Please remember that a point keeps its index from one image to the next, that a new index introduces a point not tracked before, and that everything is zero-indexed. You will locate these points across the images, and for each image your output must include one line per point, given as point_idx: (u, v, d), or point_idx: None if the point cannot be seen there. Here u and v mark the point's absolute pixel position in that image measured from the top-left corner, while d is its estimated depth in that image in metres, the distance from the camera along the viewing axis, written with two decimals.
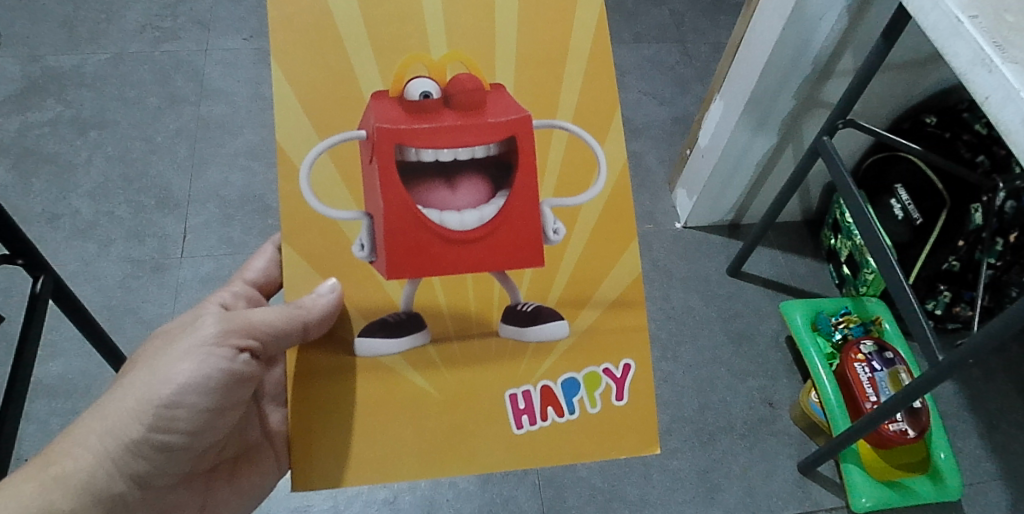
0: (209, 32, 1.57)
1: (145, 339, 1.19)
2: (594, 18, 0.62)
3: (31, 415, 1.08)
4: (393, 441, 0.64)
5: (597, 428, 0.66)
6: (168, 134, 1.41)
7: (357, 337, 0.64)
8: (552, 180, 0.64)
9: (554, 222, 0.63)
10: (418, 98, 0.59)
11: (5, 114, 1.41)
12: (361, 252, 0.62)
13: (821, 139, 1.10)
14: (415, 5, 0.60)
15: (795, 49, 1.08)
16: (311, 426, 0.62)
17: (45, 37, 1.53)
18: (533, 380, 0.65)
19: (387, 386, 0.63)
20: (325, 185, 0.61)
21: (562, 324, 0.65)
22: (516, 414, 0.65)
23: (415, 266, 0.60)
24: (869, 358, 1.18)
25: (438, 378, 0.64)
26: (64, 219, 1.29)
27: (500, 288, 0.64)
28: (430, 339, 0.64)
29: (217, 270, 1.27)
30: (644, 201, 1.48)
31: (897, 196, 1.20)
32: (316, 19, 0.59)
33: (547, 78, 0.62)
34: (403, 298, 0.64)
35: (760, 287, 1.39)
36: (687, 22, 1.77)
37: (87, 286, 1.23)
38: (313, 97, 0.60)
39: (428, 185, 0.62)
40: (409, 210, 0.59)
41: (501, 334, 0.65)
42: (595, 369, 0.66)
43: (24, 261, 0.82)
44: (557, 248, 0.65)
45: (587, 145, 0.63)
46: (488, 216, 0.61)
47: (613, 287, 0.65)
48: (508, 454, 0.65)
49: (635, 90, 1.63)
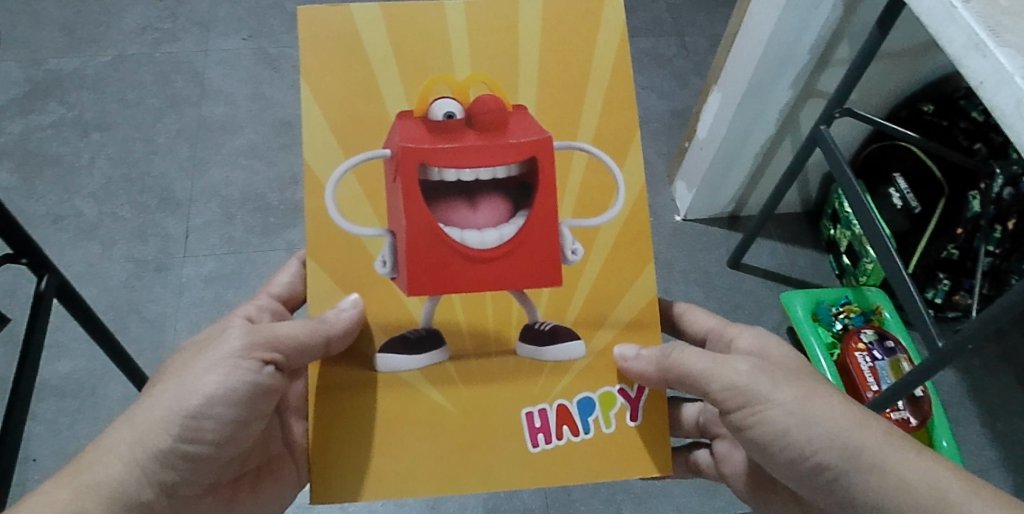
0: (209, 33, 1.58)
1: (150, 339, 1.20)
2: (615, 44, 0.68)
3: (38, 416, 1.09)
4: (411, 459, 0.66)
5: (611, 448, 0.68)
6: (169, 135, 1.42)
7: (376, 354, 0.67)
8: (572, 199, 0.69)
9: (573, 242, 0.67)
10: (441, 118, 0.62)
11: (7, 118, 1.42)
12: (383, 268, 0.66)
13: (819, 129, 1.10)
14: (443, 36, 0.67)
15: (793, 39, 1.09)
16: (334, 438, 0.65)
17: (46, 41, 1.54)
18: (549, 399, 0.67)
19: (407, 403, 0.66)
20: (352, 204, 0.67)
21: (579, 345, 0.68)
22: (532, 432, 0.67)
23: (435, 283, 0.64)
24: (869, 347, 1.19)
25: (457, 395, 0.67)
26: (67, 220, 1.30)
27: (518, 307, 0.69)
28: (449, 357, 0.67)
29: (220, 269, 1.28)
30: (645, 194, 1.48)
31: (896, 185, 1.21)
32: (349, 48, 0.66)
33: (567, 101, 0.68)
34: (423, 316, 0.68)
35: (761, 278, 1.39)
36: (684, 15, 1.78)
37: (91, 286, 1.24)
38: (343, 119, 0.66)
39: (452, 206, 0.65)
40: (430, 228, 0.63)
41: (518, 353, 0.68)
42: (610, 389, 0.68)
43: (28, 261, 0.83)
44: (575, 267, 0.69)
45: (605, 166, 0.68)
46: (508, 235, 0.64)
47: (629, 309, 0.69)
48: (523, 473, 0.66)
49: (634, 84, 1.63)
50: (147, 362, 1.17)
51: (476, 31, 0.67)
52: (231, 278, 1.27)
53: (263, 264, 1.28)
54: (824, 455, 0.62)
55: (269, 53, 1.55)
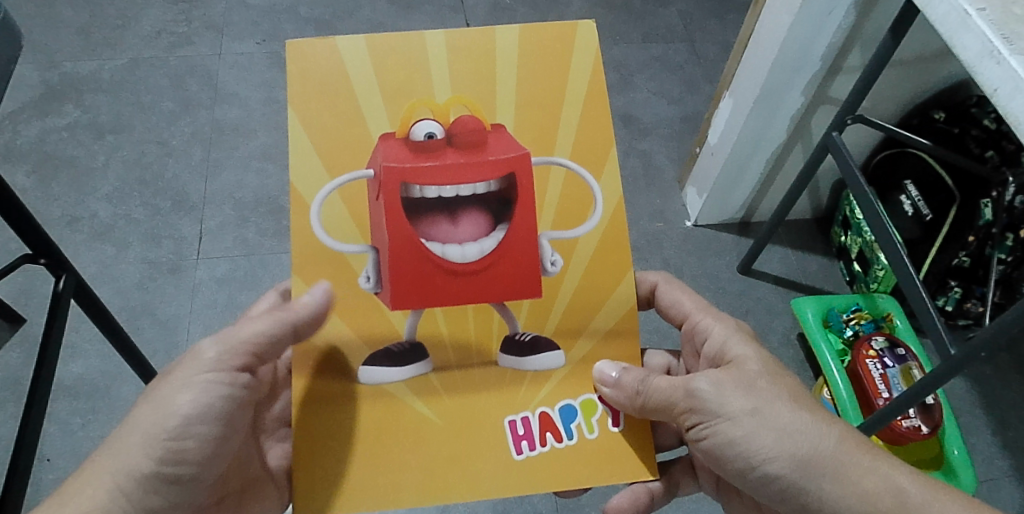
0: (223, 37, 1.60)
1: (162, 340, 1.20)
2: (590, 63, 0.72)
3: (53, 416, 1.10)
4: (397, 471, 0.67)
5: (594, 453, 0.70)
6: (183, 138, 1.44)
7: (360, 367, 0.69)
8: (551, 213, 0.72)
9: (552, 255, 0.71)
10: (423, 138, 0.66)
11: (24, 120, 1.43)
12: (367, 284, 0.69)
13: (830, 134, 1.10)
14: (422, 61, 0.70)
15: (802, 48, 1.10)
16: (317, 450, 0.67)
17: (64, 44, 1.55)
18: (531, 406, 0.70)
19: (393, 414, 0.68)
20: (336, 223, 0.69)
21: (558, 355, 0.71)
22: (515, 440, 0.69)
23: (420, 296, 0.67)
24: (880, 354, 1.18)
25: (439, 405, 0.69)
26: (83, 221, 1.31)
27: (498, 318, 0.71)
28: (432, 369, 0.70)
29: (233, 270, 1.28)
30: (654, 200, 1.49)
31: (907, 193, 1.20)
32: (333, 76, 0.69)
33: (546, 118, 0.71)
34: (407, 328, 0.70)
35: (772, 285, 1.39)
36: (695, 21, 1.78)
37: (104, 288, 1.24)
38: (327, 140, 0.69)
39: (434, 220, 0.68)
40: (414, 244, 0.66)
41: (500, 364, 0.70)
42: (590, 396, 0.71)
43: (47, 261, 0.83)
44: (555, 280, 0.72)
45: (583, 180, 0.72)
46: (488, 248, 0.68)
47: (606, 320, 0.73)
48: (508, 481, 0.68)
49: (644, 90, 1.64)
50: (159, 363, 1.18)
51: (455, 55, 0.71)
52: (244, 280, 1.27)
53: (277, 266, 1.29)
54: (778, 466, 0.66)
55: (282, 56, 1.56)
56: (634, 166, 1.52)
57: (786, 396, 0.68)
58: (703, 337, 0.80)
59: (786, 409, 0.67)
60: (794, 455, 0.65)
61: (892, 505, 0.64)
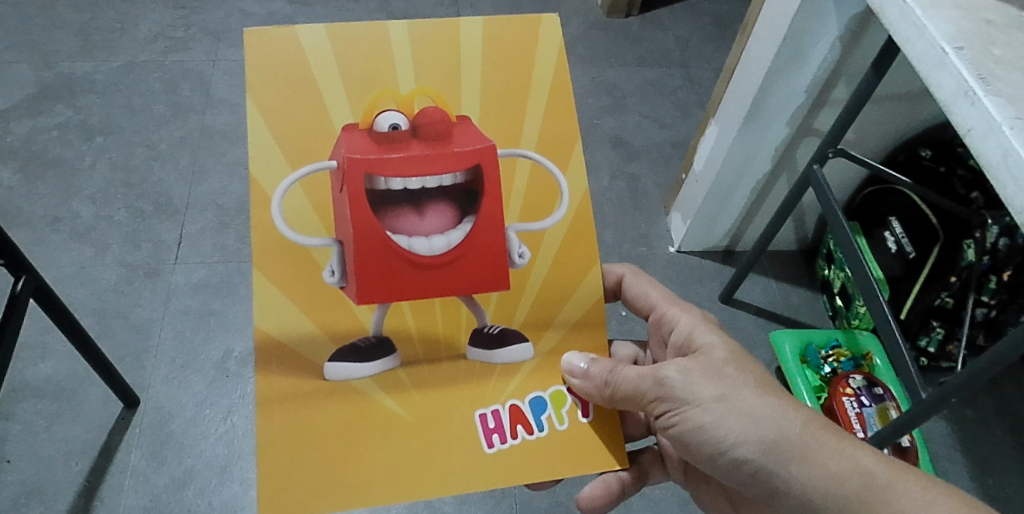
0: (220, 43, 1.61)
1: (133, 344, 1.19)
2: (555, 54, 0.71)
3: (17, 417, 1.10)
4: (367, 469, 0.65)
5: (566, 445, 0.69)
6: (171, 142, 1.44)
7: (326, 362, 0.66)
8: (517, 206, 0.70)
9: (519, 247, 0.70)
10: (388, 130, 0.64)
11: (15, 118, 1.44)
12: (331, 278, 0.66)
13: (811, 168, 1.10)
14: (384, 47, 0.68)
15: (787, 77, 1.10)
16: (286, 463, 0.64)
17: (61, 44, 1.57)
18: (501, 399, 0.69)
19: (360, 410, 0.66)
20: (299, 216, 0.66)
21: (528, 347, 0.71)
22: (487, 433, 0.67)
23: (386, 289, 0.66)
24: (857, 393, 1.17)
25: (408, 401, 0.67)
26: (64, 222, 1.32)
27: (466, 311, 0.69)
28: (399, 364, 0.68)
29: (210, 276, 1.28)
30: (639, 224, 1.47)
31: (891, 229, 1.21)
32: (291, 64, 0.66)
33: (510, 111, 0.70)
34: (373, 324, 0.68)
35: (752, 315, 1.37)
36: (691, 47, 1.79)
37: (79, 289, 1.24)
38: (287, 130, 0.66)
39: (401, 213, 0.66)
40: (379, 237, 0.64)
41: (468, 358, 0.69)
42: (560, 387, 0.71)
43: (7, 262, 0.83)
44: (523, 272, 0.71)
45: (549, 172, 0.71)
46: (455, 241, 0.66)
47: (574, 311, 0.72)
48: (482, 474, 0.66)
49: (637, 113, 1.63)
50: (127, 368, 1.17)
51: (418, 45, 0.68)
52: (220, 287, 1.27)
53: (255, 275, 1.28)
54: (747, 450, 0.67)
55: None
56: (620, 189, 1.51)
57: (751, 382, 0.69)
58: (669, 327, 0.83)
59: (752, 395, 0.68)
60: (762, 438, 0.66)
61: (859, 487, 0.63)
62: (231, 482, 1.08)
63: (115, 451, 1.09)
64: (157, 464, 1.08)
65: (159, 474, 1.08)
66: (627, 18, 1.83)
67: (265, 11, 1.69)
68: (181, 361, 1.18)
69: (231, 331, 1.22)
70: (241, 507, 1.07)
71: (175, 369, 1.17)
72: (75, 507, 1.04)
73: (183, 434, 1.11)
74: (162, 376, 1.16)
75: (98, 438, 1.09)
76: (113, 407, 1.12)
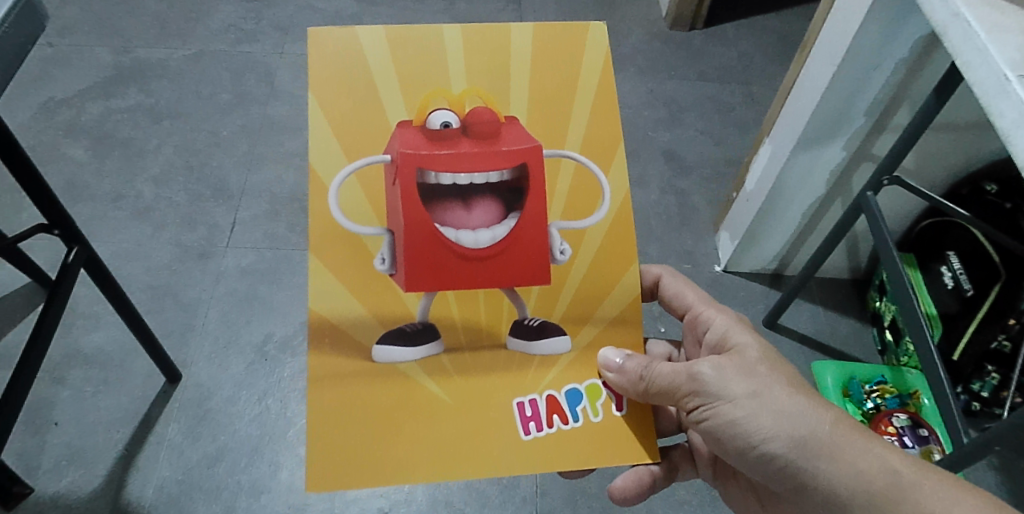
0: (286, 37, 1.66)
1: (180, 321, 1.24)
2: (601, 60, 0.70)
3: (67, 382, 1.16)
4: (407, 450, 0.65)
5: (602, 438, 0.68)
6: (233, 130, 1.49)
7: (374, 345, 0.67)
8: (560, 204, 0.70)
9: (562, 243, 0.69)
10: (439, 127, 0.65)
11: (91, 98, 1.52)
12: (382, 265, 0.67)
13: (865, 194, 1.06)
14: (438, 47, 0.69)
15: (845, 99, 1.07)
16: (328, 442, 0.64)
17: (139, 31, 1.64)
18: (539, 388, 0.68)
19: (399, 391, 0.66)
20: (353, 207, 0.67)
21: (565, 340, 0.70)
22: (523, 421, 0.67)
23: (433, 281, 0.66)
24: (900, 432, 1.12)
25: (449, 384, 0.67)
26: (127, 200, 1.38)
27: (509, 304, 0.70)
28: (444, 351, 0.68)
29: (258, 262, 1.31)
30: (686, 240, 1.45)
31: (948, 264, 1.17)
32: (349, 62, 0.68)
33: (556, 113, 0.70)
34: (419, 310, 0.68)
35: (796, 342, 1.33)
36: (754, 65, 1.76)
37: (135, 265, 1.29)
38: (342, 125, 0.67)
39: (449, 207, 0.67)
40: (428, 229, 0.65)
41: (508, 347, 0.69)
42: (595, 381, 0.70)
43: (60, 232, 0.87)
44: (564, 268, 0.71)
45: (593, 174, 0.70)
46: (500, 235, 0.67)
47: (614, 306, 0.71)
48: (520, 461, 0.66)
49: (693, 128, 1.61)
50: (172, 344, 1.21)
51: (469, 45, 0.69)
52: (266, 273, 1.30)
53: (301, 263, 1.32)
54: (776, 445, 0.66)
55: None
56: (669, 204, 1.49)
57: (784, 381, 0.68)
58: (705, 328, 0.81)
59: (782, 394, 0.67)
60: (792, 435, 0.65)
61: (885, 486, 0.62)
62: (260, 462, 1.11)
63: (154, 423, 1.13)
64: (192, 439, 1.12)
65: (194, 448, 1.11)
66: (690, 32, 1.81)
67: (332, 8, 1.73)
68: (224, 341, 1.22)
69: (273, 316, 1.25)
70: (268, 488, 1.09)
71: (218, 348, 1.21)
72: (113, 472, 1.08)
73: (219, 412, 1.15)
74: (204, 354, 1.20)
75: (140, 408, 1.14)
76: (156, 380, 1.17)
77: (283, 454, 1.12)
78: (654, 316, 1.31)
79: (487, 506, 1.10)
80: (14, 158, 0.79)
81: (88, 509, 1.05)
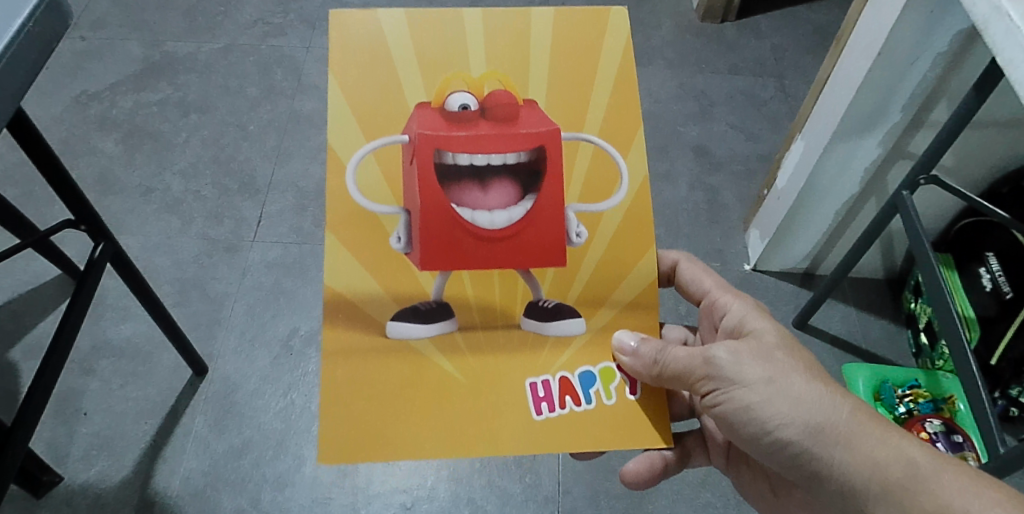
0: (314, 30, 1.66)
1: (207, 314, 1.25)
2: (621, 43, 0.69)
3: (96, 373, 1.17)
4: (418, 427, 0.65)
5: (614, 420, 0.67)
6: (261, 124, 1.50)
7: (389, 322, 0.67)
8: (578, 187, 0.69)
9: (578, 226, 0.68)
10: (457, 109, 0.64)
11: (122, 92, 1.53)
12: (397, 244, 0.66)
13: (901, 193, 1.04)
14: (458, 30, 0.68)
15: (881, 95, 1.03)
16: (339, 415, 0.64)
17: (170, 25, 1.66)
18: (551, 370, 0.68)
19: (412, 368, 0.66)
20: (372, 185, 0.67)
21: (579, 322, 0.69)
22: (535, 400, 0.67)
23: (447, 262, 0.65)
24: (933, 437, 1.09)
25: (462, 362, 0.67)
26: (156, 193, 1.39)
27: (523, 284, 0.69)
28: (457, 328, 0.68)
29: (285, 256, 1.32)
30: (715, 238, 1.42)
31: (987, 265, 1.13)
32: (371, 45, 0.67)
33: (576, 97, 0.69)
34: (434, 289, 0.68)
35: (827, 344, 1.30)
36: (787, 58, 1.72)
37: (163, 258, 1.31)
38: (361, 106, 0.67)
39: (464, 187, 0.65)
40: (444, 210, 0.64)
41: (523, 327, 0.68)
42: (609, 363, 0.69)
43: (87, 227, 0.87)
44: (579, 251, 0.69)
45: (611, 158, 0.69)
46: (517, 217, 0.65)
47: (630, 290, 0.70)
48: (530, 440, 0.65)
49: (723, 123, 1.58)
50: (199, 336, 1.22)
51: (490, 28, 0.68)
52: (292, 267, 1.31)
53: None
54: (792, 432, 0.65)
55: None
56: (698, 201, 1.46)
57: (800, 366, 0.67)
58: (722, 314, 0.80)
59: (798, 380, 0.66)
60: (808, 422, 0.64)
61: (903, 477, 0.60)
62: (285, 456, 1.12)
63: (181, 414, 1.14)
64: (218, 431, 1.13)
65: (219, 440, 1.12)
66: (722, 24, 1.77)
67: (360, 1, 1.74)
68: (250, 335, 1.23)
69: (299, 311, 1.26)
70: (292, 481, 1.10)
71: (244, 342, 1.22)
72: (140, 463, 1.10)
73: (244, 405, 1.16)
74: (230, 347, 1.21)
75: (167, 400, 1.15)
76: (183, 372, 1.18)
77: (307, 448, 1.13)
78: (681, 315, 1.29)
79: (508, 505, 1.09)
80: (44, 157, 0.79)
81: (117, 498, 1.07)
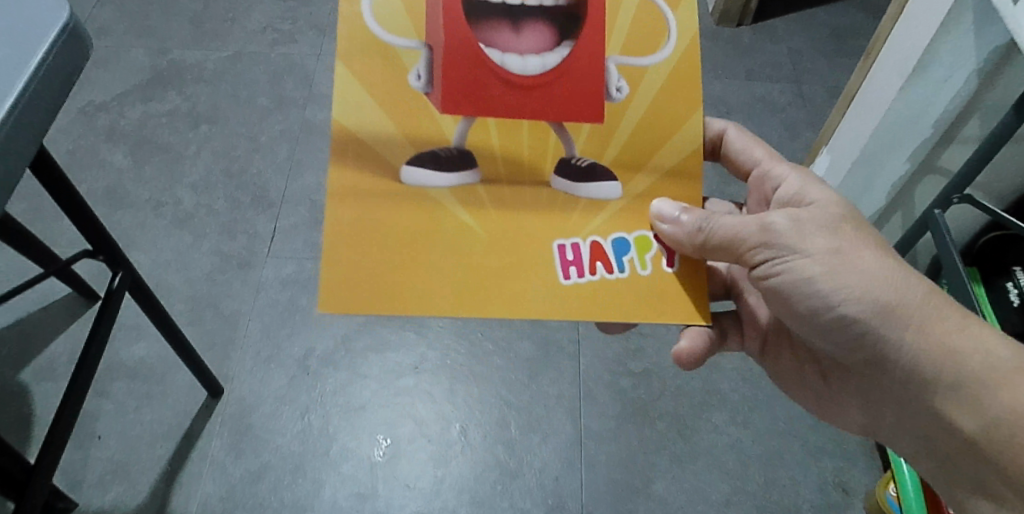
0: (325, 38, 1.64)
1: (222, 333, 1.23)
2: None
3: (109, 395, 1.15)
4: (430, 283, 0.59)
5: (647, 291, 0.61)
6: (272, 135, 1.47)
7: (403, 166, 0.60)
8: (620, 37, 0.61)
9: (618, 79, 0.62)
10: None
11: (130, 102, 1.50)
12: (417, 83, 0.60)
13: (932, 211, 1.00)
14: None
15: (912, 111, 1.01)
16: (344, 261, 0.58)
17: (176, 32, 1.63)
18: (582, 234, 0.61)
19: (428, 218, 0.60)
20: (390, 12, 0.59)
21: (615, 186, 0.62)
22: (563, 264, 0.61)
23: (472, 106, 0.59)
24: None
25: (481, 214, 0.60)
26: (167, 207, 1.37)
27: (556, 137, 0.62)
28: (479, 180, 0.61)
29: (299, 272, 1.30)
30: None
31: (1015, 280, 1.08)
32: None
33: None
34: (457, 134, 0.61)
35: None
36: (805, 62, 1.69)
37: (176, 275, 1.28)
38: None
39: (494, 24, 0.58)
40: (470, 46, 0.58)
41: (552, 186, 0.62)
42: (646, 233, 0.63)
43: (104, 257, 0.85)
44: (618, 106, 0.62)
45: (657, 10, 0.61)
46: (551, 64, 0.59)
47: (670, 156, 0.63)
48: (554, 304, 0.60)
49: (741, 131, 1.55)
50: (214, 357, 1.20)
51: None
52: (307, 284, 1.28)
53: None
54: (856, 307, 0.65)
55: None
56: None
57: (871, 242, 0.66)
58: (776, 185, 0.75)
59: (869, 253, 0.65)
60: (879, 299, 0.64)
61: (980, 368, 0.62)
62: (303, 479, 1.10)
63: (197, 437, 1.12)
64: (235, 455, 1.11)
65: (236, 465, 1.11)
66: (738, 28, 1.75)
67: None
68: (265, 355, 1.21)
69: (314, 329, 1.23)
70: (311, 506, 1.08)
71: (260, 362, 1.20)
72: (157, 488, 1.08)
73: (261, 427, 1.14)
74: (246, 368, 1.19)
75: (183, 423, 1.14)
76: (198, 394, 1.16)
77: (326, 472, 1.11)
78: None
79: None
80: (66, 195, 0.78)
81: None
